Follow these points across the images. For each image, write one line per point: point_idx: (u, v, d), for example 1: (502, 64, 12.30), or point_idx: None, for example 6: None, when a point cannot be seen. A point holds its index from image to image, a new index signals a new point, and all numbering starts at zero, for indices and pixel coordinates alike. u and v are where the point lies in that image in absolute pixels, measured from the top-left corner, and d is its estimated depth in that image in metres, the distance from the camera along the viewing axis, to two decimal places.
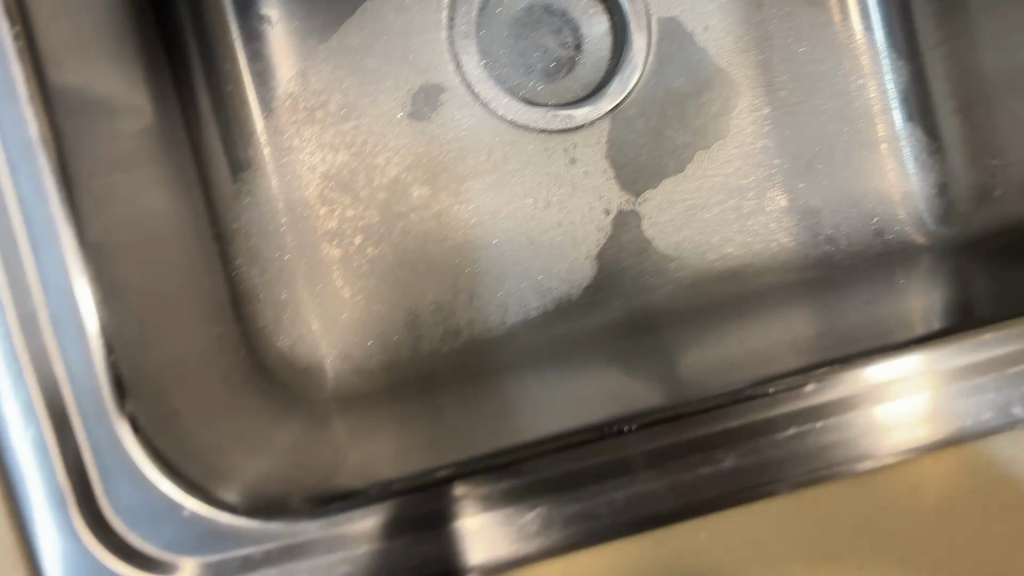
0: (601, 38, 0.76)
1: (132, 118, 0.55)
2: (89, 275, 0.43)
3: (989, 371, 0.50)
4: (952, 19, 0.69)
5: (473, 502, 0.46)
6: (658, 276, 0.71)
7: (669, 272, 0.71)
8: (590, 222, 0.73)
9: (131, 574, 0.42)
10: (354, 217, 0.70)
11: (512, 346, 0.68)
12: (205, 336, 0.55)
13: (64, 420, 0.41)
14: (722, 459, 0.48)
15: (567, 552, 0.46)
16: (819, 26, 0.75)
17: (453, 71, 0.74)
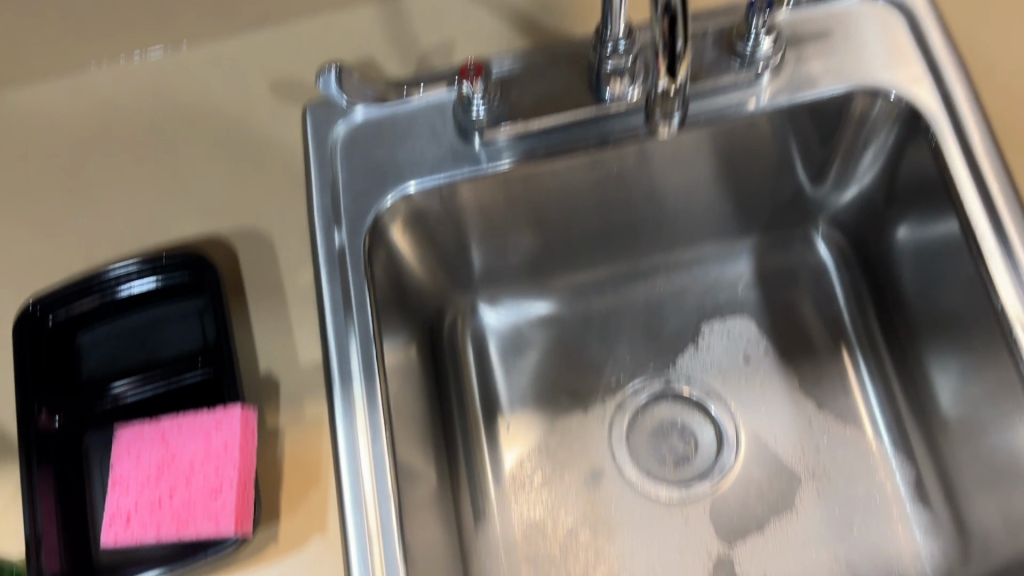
0: (320, 172, 0.60)
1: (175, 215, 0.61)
2: (376, 189, 0.59)
3: None
4: (312, 111, 0.61)
5: (699, 94, 0.57)
6: (855, 112, 0.60)
7: (850, 112, 0.60)
8: (709, 26, 0.59)
9: (715, 130, 0.58)
10: (442, 41, 0.63)
11: (746, 142, 0.64)
12: (294, 141, 0.62)
13: (413, 147, 0.60)
14: (941, 202, 0.57)
15: (828, 99, 0.58)
16: (726, 13, 0.59)
17: (313, 122, 0.61)
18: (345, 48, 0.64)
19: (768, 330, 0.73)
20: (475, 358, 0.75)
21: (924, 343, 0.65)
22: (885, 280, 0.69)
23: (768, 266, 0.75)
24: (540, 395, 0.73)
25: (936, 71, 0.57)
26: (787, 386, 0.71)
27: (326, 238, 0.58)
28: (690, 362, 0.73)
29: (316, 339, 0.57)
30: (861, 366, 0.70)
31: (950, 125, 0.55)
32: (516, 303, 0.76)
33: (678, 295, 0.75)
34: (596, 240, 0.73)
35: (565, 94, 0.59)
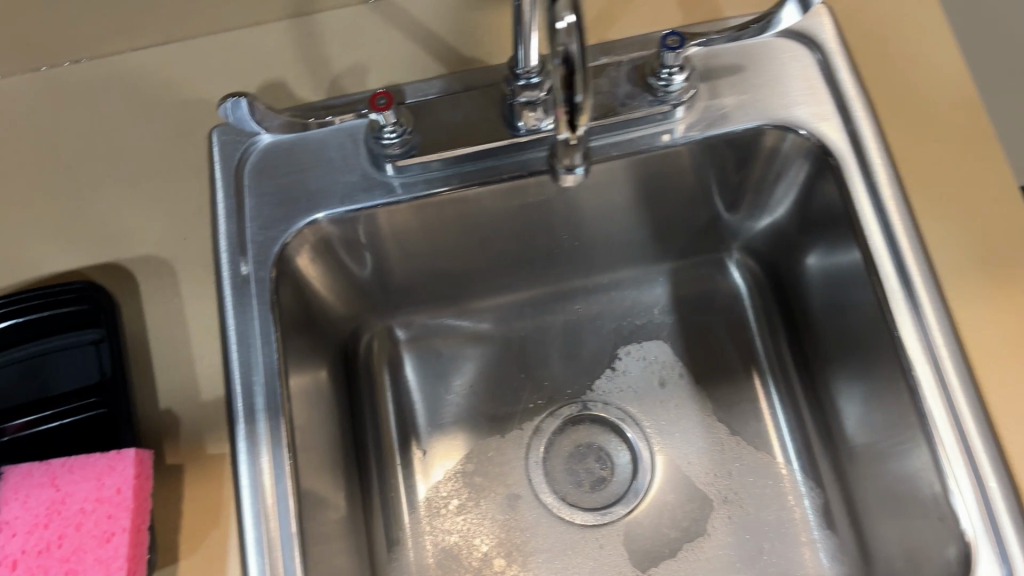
0: (226, 199, 0.58)
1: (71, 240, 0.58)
2: (283, 218, 0.57)
3: None
4: (219, 135, 0.59)
5: (612, 126, 0.57)
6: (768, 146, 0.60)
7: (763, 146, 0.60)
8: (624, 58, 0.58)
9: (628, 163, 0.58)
10: (354, 64, 0.61)
11: (661, 172, 0.64)
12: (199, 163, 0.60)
13: (323, 174, 0.59)
14: (848, 237, 0.58)
15: (738, 135, 0.58)
16: (640, 45, 0.59)
17: (219, 146, 0.59)
18: (254, 68, 0.62)
19: (685, 353, 0.74)
20: (391, 382, 0.74)
21: (833, 371, 0.66)
22: (798, 308, 0.69)
23: (685, 290, 0.75)
24: (456, 419, 0.72)
25: (845, 109, 0.57)
26: (702, 410, 0.71)
27: (231, 267, 0.56)
28: (607, 386, 0.73)
29: (219, 374, 0.55)
30: (773, 393, 0.71)
31: (856, 164, 0.56)
32: (433, 326, 0.75)
33: (596, 318, 0.75)
34: (513, 263, 0.73)
35: (478, 123, 0.58)
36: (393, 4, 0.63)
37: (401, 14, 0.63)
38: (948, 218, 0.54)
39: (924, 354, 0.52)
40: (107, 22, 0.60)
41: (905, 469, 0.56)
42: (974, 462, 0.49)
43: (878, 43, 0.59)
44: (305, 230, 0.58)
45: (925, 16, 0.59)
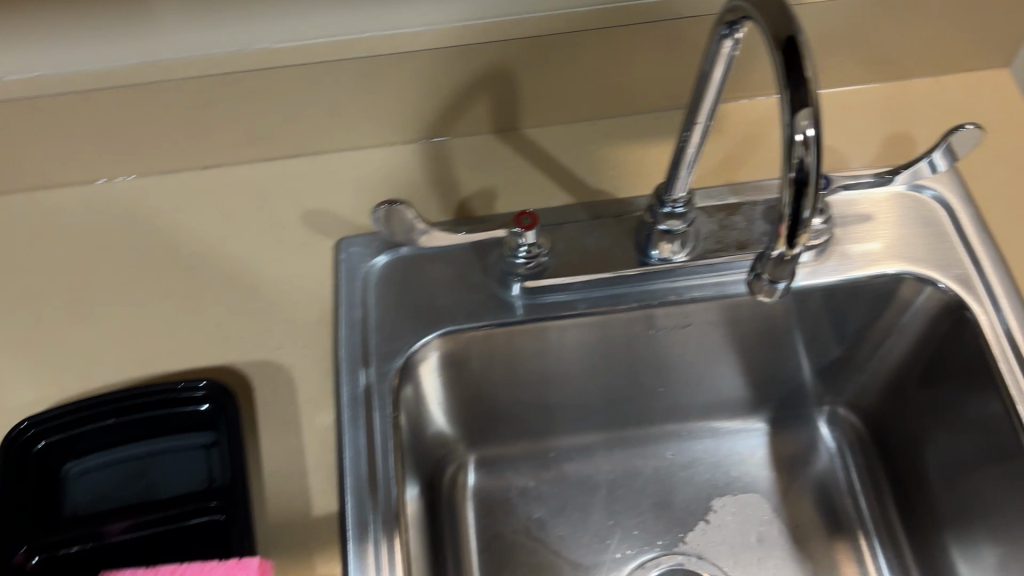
0: (351, 309, 0.57)
1: (186, 339, 0.56)
2: (407, 332, 0.56)
3: (983, 87, 0.65)
4: (347, 246, 0.59)
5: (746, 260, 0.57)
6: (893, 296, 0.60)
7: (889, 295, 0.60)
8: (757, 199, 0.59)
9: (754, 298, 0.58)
10: (484, 187, 0.62)
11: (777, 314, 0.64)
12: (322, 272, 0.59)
13: (450, 290, 0.58)
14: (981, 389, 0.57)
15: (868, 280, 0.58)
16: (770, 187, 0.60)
17: (346, 257, 0.59)
18: (383, 184, 0.62)
19: (782, 509, 0.71)
20: (475, 518, 0.70)
21: (951, 537, 0.62)
22: (906, 466, 0.67)
23: (780, 442, 0.73)
24: (542, 565, 0.68)
25: (976, 262, 0.57)
26: (803, 570, 0.68)
27: (351, 377, 0.54)
28: (700, 538, 0.70)
29: (333, 489, 0.52)
30: (880, 557, 0.67)
31: (993, 315, 0.55)
32: (518, 462, 0.73)
33: (689, 466, 0.73)
34: (610, 400, 0.71)
35: (610, 252, 0.58)
36: (522, 136, 0.64)
37: (530, 145, 0.64)
38: None
39: None
40: (246, 131, 0.61)
41: None
42: None
43: (1005, 201, 0.60)
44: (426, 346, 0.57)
45: None
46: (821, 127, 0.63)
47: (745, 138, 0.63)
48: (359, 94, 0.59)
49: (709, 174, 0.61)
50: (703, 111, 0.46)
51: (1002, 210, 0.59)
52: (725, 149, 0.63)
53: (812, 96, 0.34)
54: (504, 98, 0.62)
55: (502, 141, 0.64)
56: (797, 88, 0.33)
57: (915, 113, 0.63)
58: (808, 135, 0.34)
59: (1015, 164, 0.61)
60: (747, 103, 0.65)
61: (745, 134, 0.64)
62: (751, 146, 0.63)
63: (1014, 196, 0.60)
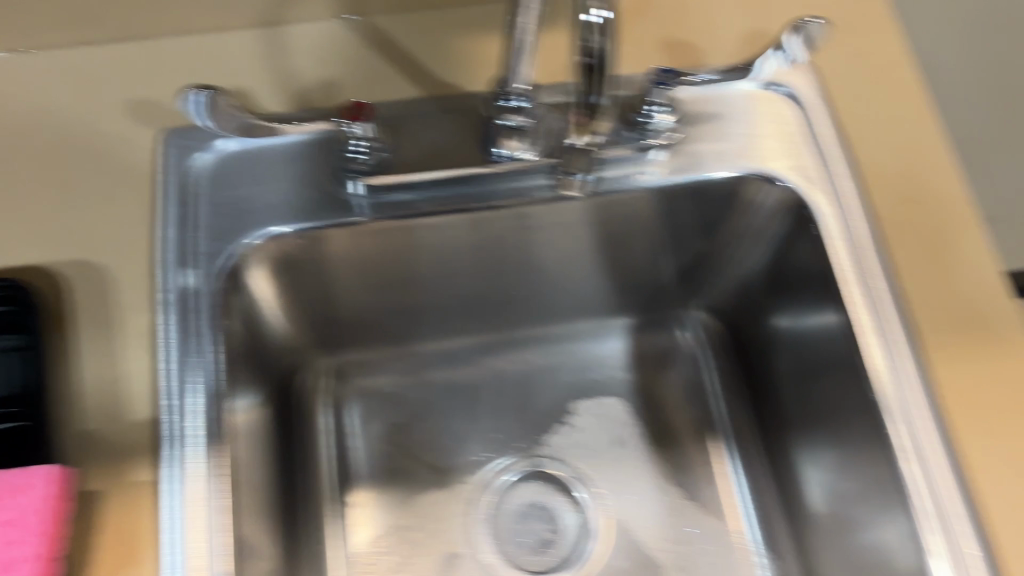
0: (176, 206, 0.54)
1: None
2: (237, 231, 0.53)
3: None
4: (174, 140, 0.55)
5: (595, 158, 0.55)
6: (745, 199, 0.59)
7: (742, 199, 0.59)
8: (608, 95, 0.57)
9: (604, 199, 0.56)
10: (325, 79, 0.58)
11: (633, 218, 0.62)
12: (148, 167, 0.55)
13: (284, 188, 0.55)
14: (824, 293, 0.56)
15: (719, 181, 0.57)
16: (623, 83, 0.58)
17: (172, 151, 0.55)
18: (217, 74, 0.58)
19: (640, 413, 0.71)
20: (330, 425, 0.68)
21: (795, 438, 0.64)
22: (759, 370, 0.68)
23: (643, 346, 0.73)
24: (397, 471, 0.67)
25: (824, 164, 0.57)
26: (657, 472, 0.68)
27: (175, 279, 0.52)
28: (559, 442, 0.70)
29: (151, 396, 0.50)
30: (732, 457, 0.69)
31: (836, 218, 0.55)
32: (377, 368, 0.71)
33: (551, 370, 0.72)
34: (470, 304, 0.69)
35: (454, 148, 0.55)
36: (370, 24, 0.61)
37: (377, 34, 0.60)
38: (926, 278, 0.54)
39: (903, 415, 0.50)
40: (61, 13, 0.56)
41: (878, 537, 0.53)
42: (952, 531, 0.47)
43: (858, 102, 0.59)
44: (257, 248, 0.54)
45: (903, 80, 0.60)
46: (680, 22, 0.61)
47: None
48: None
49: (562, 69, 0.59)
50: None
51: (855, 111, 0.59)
52: None
53: None
54: None
55: (347, 28, 0.60)
56: None
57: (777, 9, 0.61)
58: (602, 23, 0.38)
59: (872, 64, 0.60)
60: None
61: None
62: None
63: (868, 97, 0.59)
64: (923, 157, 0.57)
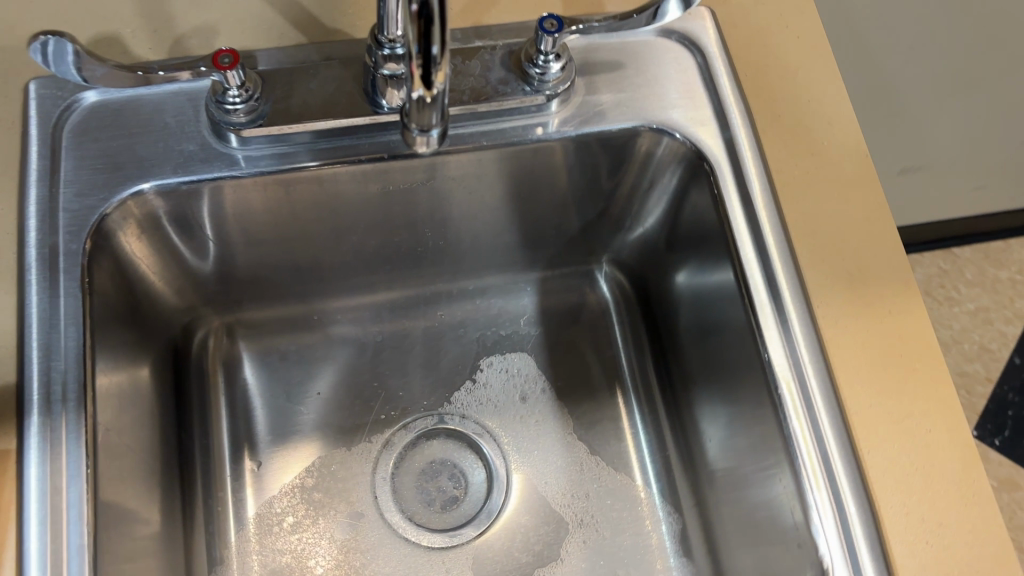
0: (39, 161, 0.51)
1: None
2: (105, 186, 0.51)
3: None
4: (39, 90, 0.52)
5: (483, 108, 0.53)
6: (645, 152, 0.58)
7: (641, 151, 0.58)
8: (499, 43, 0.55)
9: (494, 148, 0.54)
10: (203, 25, 0.55)
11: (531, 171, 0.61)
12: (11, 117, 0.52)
13: (158, 140, 0.52)
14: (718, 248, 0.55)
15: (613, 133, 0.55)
16: (515, 32, 0.56)
17: (36, 104, 0.52)
18: (86, 17, 0.55)
19: (547, 368, 0.70)
20: (227, 385, 0.67)
21: (696, 394, 0.63)
22: (663, 325, 0.67)
23: (551, 300, 0.72)
24: (297, 431, 0.66)
25: (722, 114, 0.55)
26: (563, 428, 0.68)
27: (39, 236, 0.49)
28: (465, 398, 0.69)
29: (14, 359, 0.47)
30: (635, 414, 0.68)
31: (731, 170, 0.54)
32: (279, 324, 0.69)
33: (459, 326, 0.71)
34: (372, 260, 0.67)
35: (337, 98, 0.53)
36: None
37: None
38: (822, 233, 0.53)
39: (790, 371, 0.50)
40: None
41: (766, 492, 0.53)
42: (835, 486, 0.47)
43: (760, 52, 0.57)
44: (129, 203, 0.51)
45: (807, 29, 0.58)
46: None
47: None
48: None
49: (455, 15, 0.56)
50: None
51: (755, 60, 0.57)
52: None
53: None
54: None
55: None
56: None
57: None
58: None
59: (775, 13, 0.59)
60: None
61: None
62: None
63: (771, 47, 0.58)
64: (823, 108, 0.56)
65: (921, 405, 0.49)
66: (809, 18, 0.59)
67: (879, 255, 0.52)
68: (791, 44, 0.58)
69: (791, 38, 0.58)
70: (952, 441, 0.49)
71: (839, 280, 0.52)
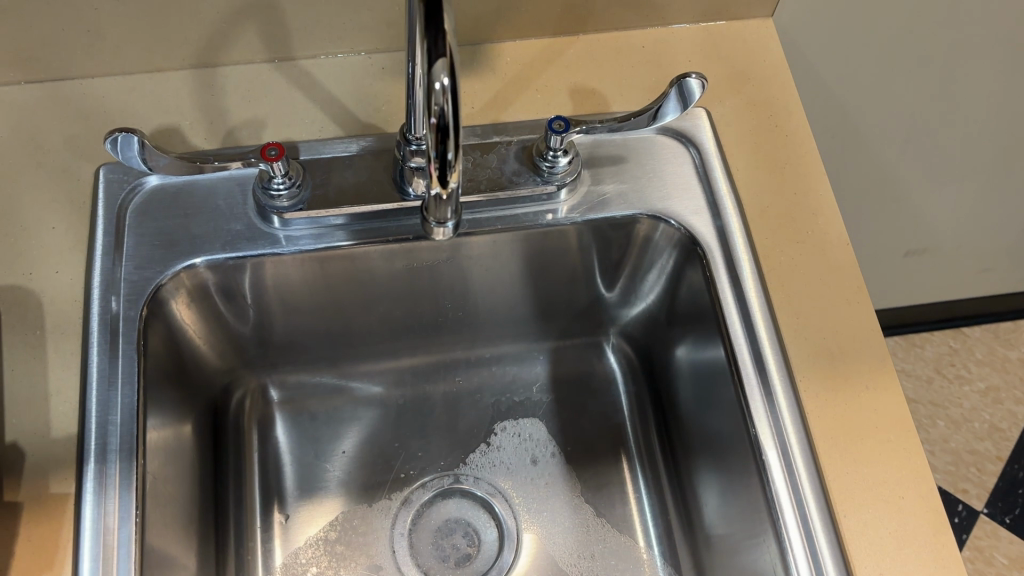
0: (104, 237, 0.57)
1: None
2: (161, 260, 0.57)
3: (748, 37, 0.68)
4: (107, 174, 0.59)
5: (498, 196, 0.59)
6: (647, 236, 0.64)
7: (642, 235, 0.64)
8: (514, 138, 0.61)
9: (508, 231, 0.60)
10: (253, 119, 0.62)
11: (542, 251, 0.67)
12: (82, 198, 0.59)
13: (210, 219, 0.59)
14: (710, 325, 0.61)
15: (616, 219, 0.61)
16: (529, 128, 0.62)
17: (104, 186, 0.59)
18: (151, 111, 0.62)
19: (557, 434, 0.75)
20: (260, 442, 0.72)
21: (695, 461, 0.68)
22: (666, 395, 0.72)
23: (562, 370, 0.77)
24: (322, 487, 0.71)
25: (715, 204, 0.61)
26: (570, 490, 0.72)
27: (102, 302, 0.55)
28: (479, 460, 0.74)
29: (75, 412, 0.53)
30: (639, 479, 0.72)
31: (722, 255, 0.59)
32: (309, 387, 0.75)
33: (475, 392, 0.76)
34: (396, 329, 0.73)
35: (369, 186, 0.59)
36: (298, 67, 0.65)
37: (305, 77, 0.64)
38: (805, 314, 0.58)
39: (774, 439, 0.54)
40: (5, 53, 0.59)
41: (755, 555, 0.57)
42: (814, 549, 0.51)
43: (752, 148, 0.63)
44: (182, 276, 0.58)
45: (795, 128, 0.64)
46: (588, 72, 0.65)
47: (517, 78, 0.65)
48: (119, 22, 0.59)
49: (476, 113, 0.63)
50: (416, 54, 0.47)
51: (747, 156, 0.63)
52: (495, 89, 0.64)
53: (448, 47, 0.36)
54: (272, 30, 0.62)
55: (276, 70, 0.64)
56: (435, 40, 0.35)
57: (680, 60, 0.66)
58: (444, 84, 0.35)
59: (766, 114, 0.65)
60: (519, 42, 0.66)
61: (516, 74, 0.65)
62: (520, 87, 0.64)
63: (761, 143, 0.64)
64: (809, 200, 0.62)
65: (895, 473, 0.53)
66: (797, 118, 0.65)
67: (858, 335, 0.57)
68: (780, 142, 0.64)
69: (781, 136, 0.64)
70: (923, 508, 0.53)
71: (820, 357, 0.57)
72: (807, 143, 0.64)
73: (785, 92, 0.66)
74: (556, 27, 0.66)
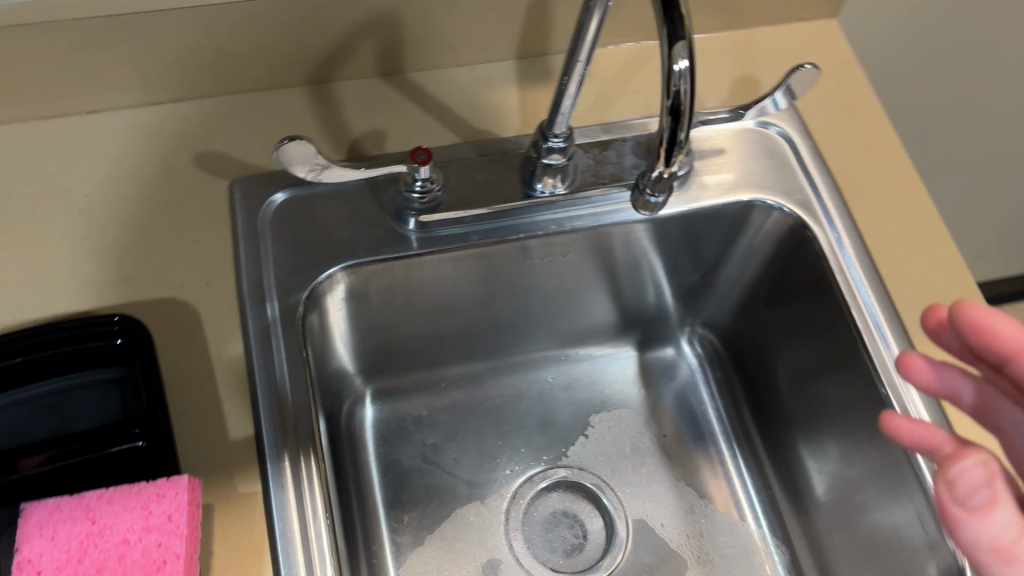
0: (251, 245, 0.59)
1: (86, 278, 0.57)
2: (308, 265, 0.59)
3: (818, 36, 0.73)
4: (243, 186, 0.61)
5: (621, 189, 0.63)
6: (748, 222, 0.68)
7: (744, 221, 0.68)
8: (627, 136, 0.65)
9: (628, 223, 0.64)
10: (374, 129, 0.65)
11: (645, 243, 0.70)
12: (220, 211, 0.61)
13: (350, 224, 0.61)
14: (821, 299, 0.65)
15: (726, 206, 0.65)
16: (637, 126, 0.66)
17: (242, 196, 0.61)
18: (275, 126, 0.64)
19: (652, 422, 0.78)
20: (373, 447, 0.73)
21: (797, 435, 0.72)
22: (757, 377, 0.76)
23: (648, 363, 0.81)
24: (437, 486, 0.72)
25: (814, 187, 0.66)
26: (672, 474, 0.75)
27: (260, 307, 0.57)
28: (581, 451, 0.76)
29: (249, 416, 0.54)
30: (738, 458, 0.76)
31: (830, 232, 0.64)
32: (411, 391, 0.77)
33: (569, 387, 0.79)
34: (497, 329, 0.76)
35: (499, 186, 0.62)
36: (408, 80, 0.68)
37: (415, 88, 0.67)
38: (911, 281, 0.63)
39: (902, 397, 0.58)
40: (137, 74, 0.61)
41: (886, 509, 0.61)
42: None
43: (837, 136, 0.68)
44: (330, 281, 0.60)
45: (873, 117, 0.70)
46: None
47: (615, 81, 0.69)
48: (251, 41, 0.61)
49: (583, 115, 0.67)
50: (581, 51, 0.51)
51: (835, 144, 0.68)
52: (596, 92, 0.68)
53: (685, 31, 0.39)
54: (390, 44, 0.65)
55: (388, 84, 0.67)
56: (672, 23, 0.39)
57: (761, 59, 0.71)
58: (682, 67, 0.39)
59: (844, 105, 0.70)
60: (611, 49, 0.71)
61: (613, 78, 0.69)
62: (619, 89, 0.68)
63: (845, 132, 0.69)
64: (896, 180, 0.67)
65: None
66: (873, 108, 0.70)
67: (963, 298, 0.62)
68: (861, 130, 0.69)
69: (861, 124, 0.69)
70: None
71: None
72: (885, 130, 0.69)
73: (858, 85, 0.71)
74: (646, 33, 0.70)
